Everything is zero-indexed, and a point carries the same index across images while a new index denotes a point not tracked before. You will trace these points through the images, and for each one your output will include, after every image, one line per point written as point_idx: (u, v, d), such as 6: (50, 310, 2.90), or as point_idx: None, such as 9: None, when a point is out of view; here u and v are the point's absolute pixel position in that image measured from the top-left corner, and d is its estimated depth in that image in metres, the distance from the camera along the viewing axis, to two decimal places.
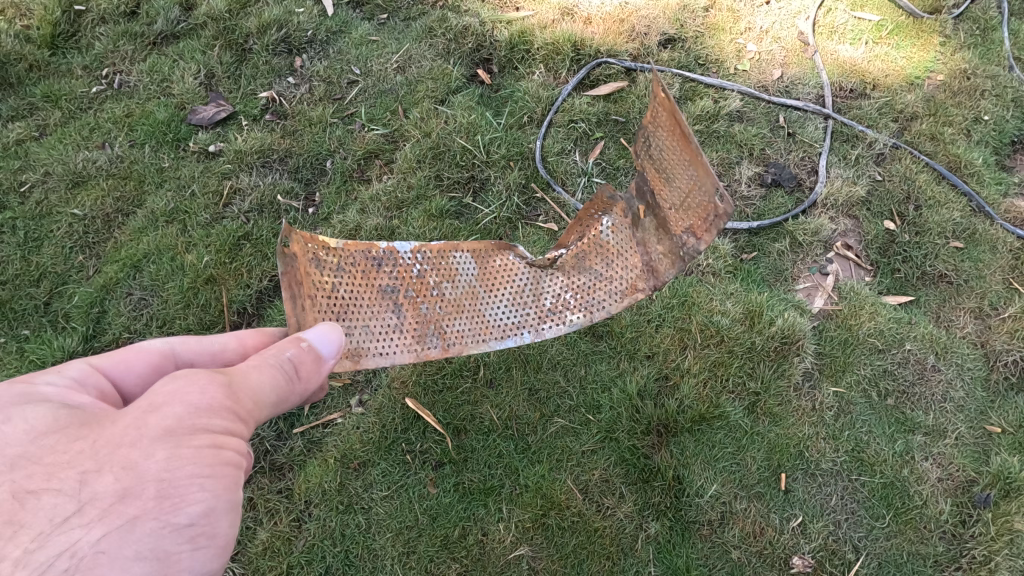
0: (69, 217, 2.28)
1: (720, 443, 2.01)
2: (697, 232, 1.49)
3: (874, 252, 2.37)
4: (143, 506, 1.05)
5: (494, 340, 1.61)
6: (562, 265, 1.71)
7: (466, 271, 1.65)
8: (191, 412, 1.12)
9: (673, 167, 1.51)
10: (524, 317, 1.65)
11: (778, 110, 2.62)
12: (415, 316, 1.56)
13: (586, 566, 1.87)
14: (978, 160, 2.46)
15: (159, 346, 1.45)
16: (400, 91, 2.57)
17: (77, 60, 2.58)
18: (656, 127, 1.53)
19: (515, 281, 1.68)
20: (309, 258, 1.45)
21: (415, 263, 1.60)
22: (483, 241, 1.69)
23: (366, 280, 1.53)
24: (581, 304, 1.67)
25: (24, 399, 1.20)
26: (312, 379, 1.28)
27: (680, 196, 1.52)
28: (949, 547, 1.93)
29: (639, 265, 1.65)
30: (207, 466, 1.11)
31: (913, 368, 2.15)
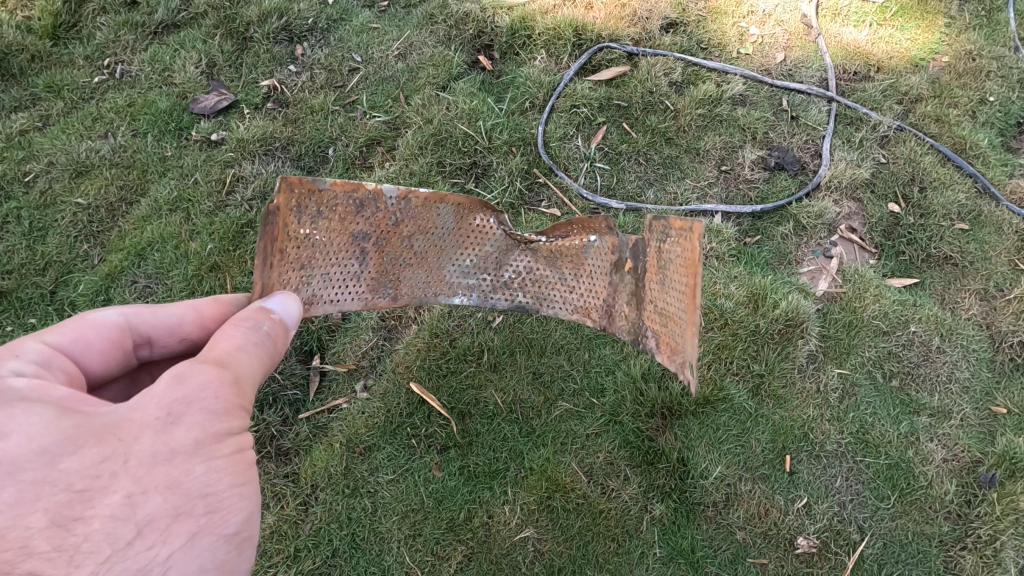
0: (73, 206, 2.29)
1: (724, 425, 2.01)
2: (656, 342, 1.54)
3: (879, 234, 2.36)
4: (192, 521, 1.09)
5: (443, 296, 1.70)
6: (535, 248, 1.74)
7: (440, 226, 1.64)
8: (213, 421, 1.13)
9: (668, 284, 1.49)
10: (479, 282, 1.73)
11: (781, 93, 2.61)
12: (379, 266, 1.57)
13: (592, 548, 1.88)
14: (983, 142, 2.45)
15: (116, 319, 1.36)
16: (402, 78, 2.56)
17: (78, 50, 2.57)
18: (678, 245, 1.45)
19: (484, 246, 1.72)
20: (294, 207, 1.40)
21: (397, 210, 1.56)
22: (469, 197, 1.67)
23: (341, 228, 1.49)
24: (533, 292, 1.74)
25: (2, 403, 1.07)
26: (282, 347, 1.32)
27: (665, 305, 1.50)
28: (954, 527, 1.94)
29: (601, 297, 1.70)
30: (238, 474, 1.16)
31: (917, 350, 2.15)
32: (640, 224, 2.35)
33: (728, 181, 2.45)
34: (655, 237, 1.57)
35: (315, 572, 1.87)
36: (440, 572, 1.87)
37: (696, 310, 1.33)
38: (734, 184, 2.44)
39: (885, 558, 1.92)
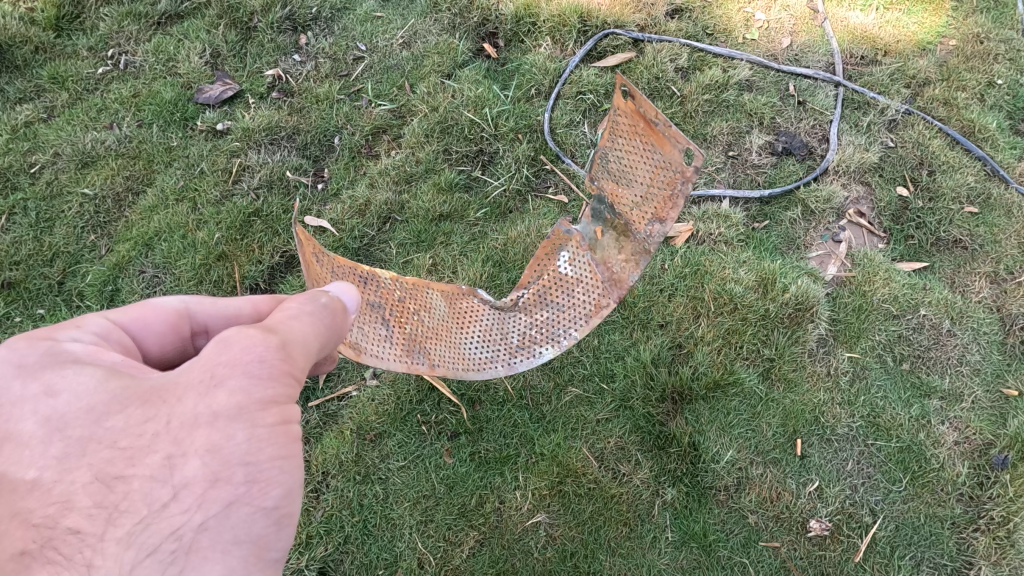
0: (80, 197, 2.29)
1: (734, 409, 2.01)
2: (660, 215, 1.58)
3: (887, 219, 2.35)
4: (232, 490, 1.02)
5: (472, 370, 1.75)
6: (523, 304, 1.83)
7: (441, 306, 1.81)
8: (256, 384, 1.07)
9: (634, 168, 1.61)
10: (495, 352, 1.78)
11: (788, 78, 2.60)
12: (403, 333, 1.74)
13: (604, 532, 1.88)
14: (991, 125, 2.43)
15: (176, 304, 1.38)
16: (406, 67, 2.55)
17: (82, 41, 2.57)
18: (615, 138, 1.62)
19: (482, 321, 1.82)
20: (314, 254, 1.62)
21: (396, 289, 1.76)
22: (449, 285, 1.82)
23: (357, 297, 1.70)
24: (546, 337, 1.79)
25: (59, 365, 1.11)
26: (338, 331, 1.31)
27: (645, 179, 1.59)
28: (966, 509, 1.93)
29: (600, 284, 1.74)
30: (281, 445, 1.09)
31: (927, 334, 2.14)
32: None
33: (735, 166, 2.44)
34: (600, 175, 1.70)
35: (327, 559, 1.87)
36: (453, 558, 1.87)
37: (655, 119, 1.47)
38: (741, 169, 2.43)
39: (898, 540, 1.91)
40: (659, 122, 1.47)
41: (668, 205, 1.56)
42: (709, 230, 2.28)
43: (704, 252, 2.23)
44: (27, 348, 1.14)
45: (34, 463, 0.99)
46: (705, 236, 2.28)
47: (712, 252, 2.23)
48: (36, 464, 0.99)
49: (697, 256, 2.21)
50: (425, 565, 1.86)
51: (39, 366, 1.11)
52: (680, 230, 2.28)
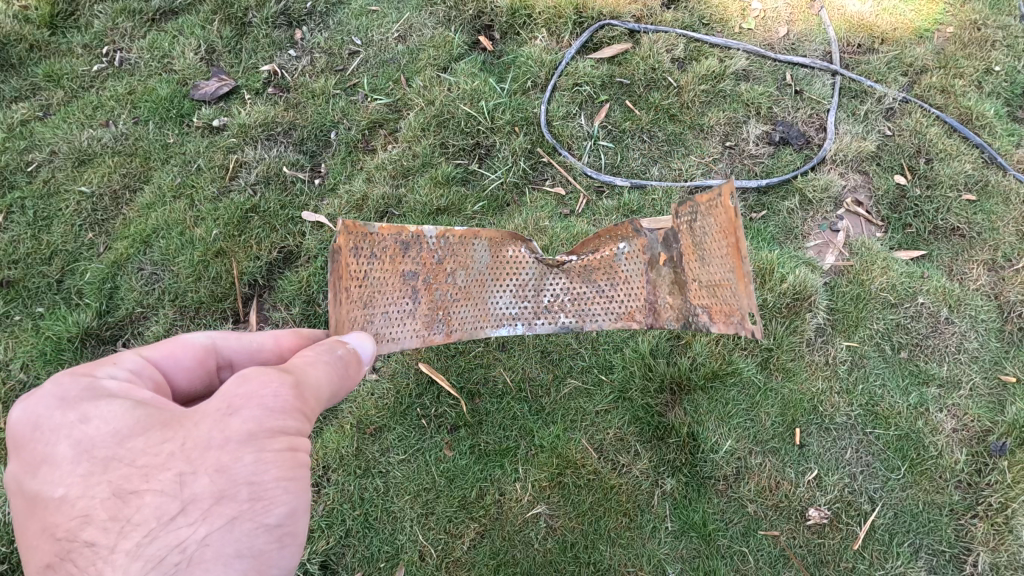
0: (77, 194, 2.29)
1: (733, 399, 2.01)
2: (711, 313, 1.48)
3: (885, 207, 2.35)
4: (237, 509, 1.03)
5: (490, 328, 1.66)
6: (568, 269, 1.74)
7: (481, 260, 1.66)
8: (268, 414, 1.09)
9: (709, 252, 1.46)
10: (522, 310, 1.69)
11: (785, 67, 2.59)
12: (429, 302, 1.57)
13: (603, 523, 1.89)
14: (989, 112, 2.43)
15: (203, 340, 1.38)
16: (402, 61, 2.55)
17: (77, 38, 2.56)
18: (710, 215, 1.43)
19: (521, 275, 1.71)
20: (350, 249, 1.43)
21: (438, 248, 1.57)
22: (500, 230, 1.69)
23: (392, 267, 1.51)
24: (575, 310, 1.71)
25: (91, 395, 1.11)
26: (356, 377, 1.29)
27: (710, 276, 1.47)
28: (964, 496, 1.94)
29: (643, 299, 1.68)
30: (288, 469, 1.10)
31: (925, 322, 2.14)
32: (644, 201, 2.33)
33: (732, 156, 2.43)
34: (684, 221, 1.55)
35: (329, 552, 1.88)
36: (454, 550, 1.88)
37: (743, 260, 1.30)
38: (738, 160, 2.43)
39: (897, 528, 1.92)
40: (744, 264, 1.30)
41: (721, 313, 1.44)
42: None
43: None
44: (67, 380, 1.13)
45: (61, 483, 1.02)
46: None
47: None
48: (64, 483, 1.02)
49: None
50: (426, 558, 1.88)
51: (77, 396, 1.10)
52: None
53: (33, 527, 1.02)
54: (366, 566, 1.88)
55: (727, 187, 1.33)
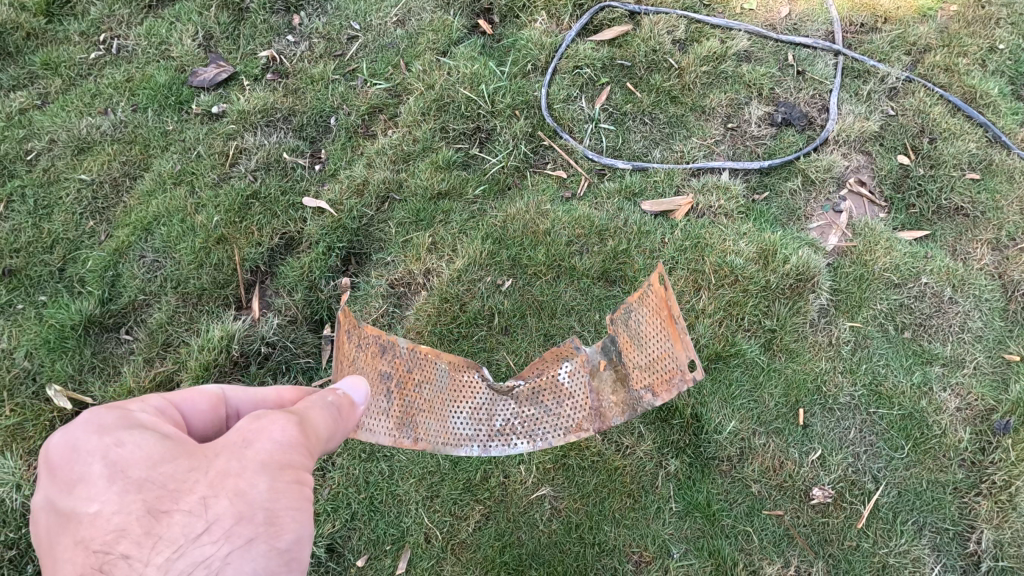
0: (77, 183, 2.28)
1: (736, 381, 2.01)
2: (655, 389, 1.52)
3: (888, 187, 2.34)
4: (254, 530, 1.03)
5: (451, 446, 1.64)
6: (517, 394, 1.75)
7: (441, 379, 1.73)
8: (280, 449, 1.10)
9: (648, 338, 1.54)
10: (477, 432, 1.69)
11: (787, 48, 2.57)
12: (400, 406, 1.63)
13: (608, 504, 1.90)
14: (993, 90, 2.41)
15: (214, 389, 1.37)
16: (401, 45, 2.53)
17: (73, 26, 2.54)
18: (642, 305, 1.55)
19: (476, 399, 1.74)
20: (349, 331, 1.53)
21: (408, 358, 1.69)
22: (457, 355, 1.77)
23: (372, 364, 1.61)
24: (525, 432, 1.69)
25: (122, 423, 1.11)
26: (351, 420, 1.32)
27: (652, 360, 1.54)
28: (968, 474, 1.94)
29: (587, 408, 1.66)
30: (298, 500, 1.10)
31: (929, 302, 2.13)
32: (646, 183, 2.31)
33: (734, 138, 2.42)
34: (619, 324, 1.64)
35: (335, 535, 1.90)
36: (459, 532, 1.89)
37: (677, 323, 1.40)
38: (741, 141, 2.41)
39: (900, 506, 1.92)
40: (681, 325, 1.40)
41: (665, 386, 1.49)
42: (709, 203, 2.27)
43: (704, 225, 2.23)
44: (101, 411, 1.13)
45: (96, 498, 1.00)
46: (704, 208, 2.27)
47: (711, 225, 2.23)
48: (99, 499, 0.99)
49: (697, 229, 2.21)
50: (432, 540, 1.89)
51: (110, 422, 1.10)
52: (679, 203, 2.28)
53: (63, 542, 0.98)
54: (372, 549, 1.89)
55: (653, 275, 1.49)
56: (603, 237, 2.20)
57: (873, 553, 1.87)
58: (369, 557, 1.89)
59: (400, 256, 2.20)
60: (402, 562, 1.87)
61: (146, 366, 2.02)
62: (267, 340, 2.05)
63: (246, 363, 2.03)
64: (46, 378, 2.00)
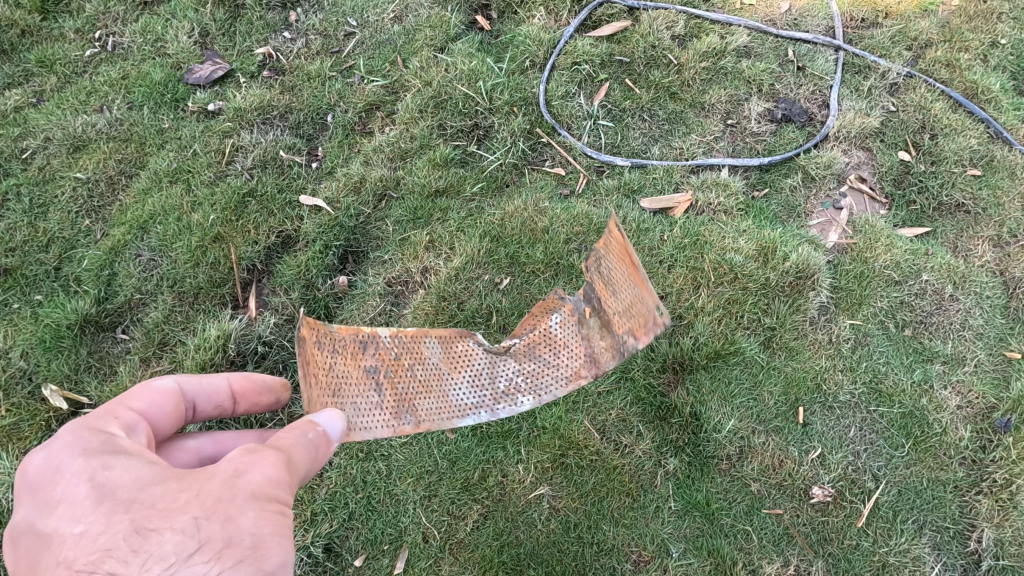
0: (73, 181, 2.26)
1: (735, 379, 2.00)
2: (635, 332, 1.57)
3: (889, 184, 2.32)
4: (242, 554, 0.98)
5: (457, 418, 1.58)
6: (515, 351, 1.69)
7: (433, 355, 1.63)
8: (270, 481, 1.07)
9: (614, 284, 1.62)
10: (481, 398, 1.62)
11: (787, 43, 2.56)
12: (394, 394, 1.55)
13: (606, 503, 1.89)
14: (995, 85, 2.39)
15: (172, 386, 1.38)
16: (398, 41, 2.51)
17: (69, 23, 2.53)
18: (604, 255, 1.62)
19: (475, 365, 1.65)
20: (313, 342, 1.47)
21: (394, 345, 1.58)
22: (447, 328, 1.69)
23: (355, 364, 1.52)
24: (530, 387, 1.65)
25: (110, 449, 1.12)
26: (329, 456, 1.27)
27: (620, 303, 1.61)
28: (969, 472, 1.92)
29: (581, 354, 1.65)
30: (287, 527, 1.06)
31: (930, 299, 2.12)
32: (645, 180, 2.30)
33: (734, 135, 2.40)
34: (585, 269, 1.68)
35: (333, 535, 1.89)
36: (457, 531, 1.88)
37: (640, 270, 1.54)
38: (740, 138, 2.40)
39: (900, 505, 1.90)
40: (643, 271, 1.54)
41: (643, 329, 1.56)
42: (708, 200, 2.26)
43: (704, 222, 2.21)
44: (86, 435, 1.14)
45: (82, 520, 1.01)
46: (703, 205, 2.26)
47: (711, 222, 2.22)
48: (86, 519, 1.01)
49: (696, 226, 2.20)
50: (430, 539, 1.88)
51: (98, 447, 1.12)
52: (679, 200, 2.26)
53: (45, 562, 0.99)
54: (371, 549, 1.89)
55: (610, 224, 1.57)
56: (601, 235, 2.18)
57: (873, 552, 1.86)
58: (367, 557, 1.88)
59: (397, 254, 2.19)
60: (401, 561, 1.87)
61: (142, 366, 2.01)
62: (264, 340, 2.04)
63: (243, 362, 2.02)
64: (42, 378, 1.98)
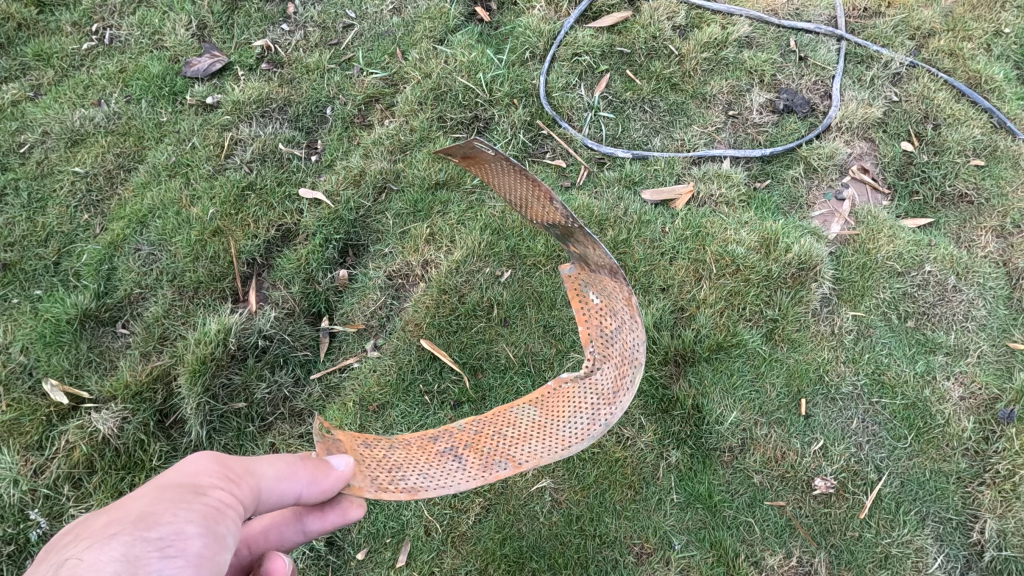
0: (71, 175, 2.25)
1: (737, 371, 2.00)
2: (545, 188, 1.42)
3: (891, 175, 2.31)
4: (121, 526, 1.02)
5: (573, 444, 1.34)
6: (602, 356, 1.49)
7: (528, 415, 1.49)
8: (184, 473, 1.18)
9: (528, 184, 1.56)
10: (595, 414, 1.40)
11: (789, 33, 2.54)
12: (478, 457, 1.40)
13: (609, 496, 1.89)
14: (999, 75, 2.38)
15: None
16: (397, 33, 2.50)
17: (66, 17, 2.52)
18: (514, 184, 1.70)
19: (576, 398, 1.47)
20: (358, 441, 1.46)
21: (470, 428, 1.51)
22: (536, 390, 1.57)
23: (422, 450, 1.45)
24: (629, 360, 1.38)
25: None
26: (322, 475, 1.27)
27: (534, 185, 1.48)
28: (972, 463, 1.91)
29: (611, 278, 1.40)
30: (184, 502, 1.09)
31: (933, 290, 2.11)
32: (646, 172, 2.29)
33: (736, 126, 2.39)
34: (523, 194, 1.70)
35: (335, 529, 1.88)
36: (459, 524, 1.88)
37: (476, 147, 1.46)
38: (742, 129, 2.38)
39: (903, 496, 1.89)
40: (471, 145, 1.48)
41: (540, 182, 1.43)
42: (710, 192, 2.25)
43: (705, 214, 2.20)
44: None
45: None
46: (705, 197, 2.25)
47: (712, 214, 2.21)
48: None
49: (698, 218, 2.19)
50: (432, 532, 1.88)
51: None
52: (680, 191, 2.25)
53: None
54: (372, 542, 1.88)
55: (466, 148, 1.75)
56: (602, 228, 2.18)
57: (876, 543, 1.85)
58: (369, 551, 1.87)
59: (398, 248, 2.18)
60: (402, 555, 1.86)
61: (142, 360, 1.98)
62: (264, 334, 2.00)
63: (243, 356, 1.98)
64: (42, 373, 1.96)
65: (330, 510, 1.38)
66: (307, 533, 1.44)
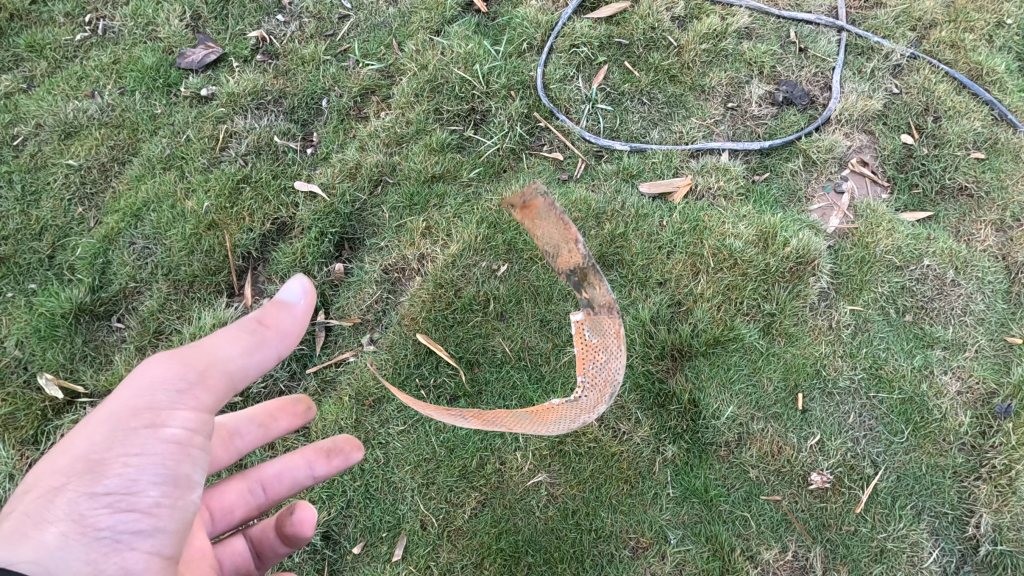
0: (65, 168, 2.23)
1: (735, 365, 1.99)
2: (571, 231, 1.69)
3: (891, 168, 2.29)
4: (74, 479, 1.05)
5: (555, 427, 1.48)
6: (589, 385, 1.68)
7: (520, 413, 1.63)
8: (139, 390, 1.12)
9: (554, 226, 1.77)
10: (575, 415, 1.52)
11: (789, 24, 2.52)
12: (474, 416, 1.52)
13: (605, 490, 1.89)
14: (1000, 67, 2.36)
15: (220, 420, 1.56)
16: (394, 24, 2.48)
17: (58, 7, 2.49)
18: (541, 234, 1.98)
19: (563, 410, 1.62)
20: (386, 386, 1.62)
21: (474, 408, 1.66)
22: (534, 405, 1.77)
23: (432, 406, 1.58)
24: (608, 380, 1.56)
25: None
26: (276, 323, 1.22)
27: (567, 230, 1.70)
28: (968, 458, 1.91)
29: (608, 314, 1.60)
30: (133, 445, 1.07)
31: (931, 284, 2.10)
32: (644, 165, 2.27)
33: (735, 118, 2.37)
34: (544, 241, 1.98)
35: (331, 523, 1.88)
36: (455, 518, 1.88)
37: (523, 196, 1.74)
38: (741, 121, 2.37)
39: (900, 491, 1.89)
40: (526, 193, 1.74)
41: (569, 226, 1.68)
42: (708, 185, 2.23)
43: (703, 208, 2.19)
44: None
45: None
46: (703, 190, 2.23)
47: (711, 207, 2.19)
48: None
49: (696, 212, 2.18)
50: (428, 526, 1.88)
51: None
52: (678, 184, 2.23)
53: None
54: (369, 536, 1.88)
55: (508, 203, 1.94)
56: (600, 221, 2.16)
57: (872, 538, 1.85)
58: (365, 545, 1.87)
59: (394, 242, 2.17)
60: (399, 549, 1.86)
61: (138, 354, 1.98)
62: None
63: None
64: (37, 367, 1.96)
65: (336, 455, 1.60)
66: (315, 479, 1.63)
